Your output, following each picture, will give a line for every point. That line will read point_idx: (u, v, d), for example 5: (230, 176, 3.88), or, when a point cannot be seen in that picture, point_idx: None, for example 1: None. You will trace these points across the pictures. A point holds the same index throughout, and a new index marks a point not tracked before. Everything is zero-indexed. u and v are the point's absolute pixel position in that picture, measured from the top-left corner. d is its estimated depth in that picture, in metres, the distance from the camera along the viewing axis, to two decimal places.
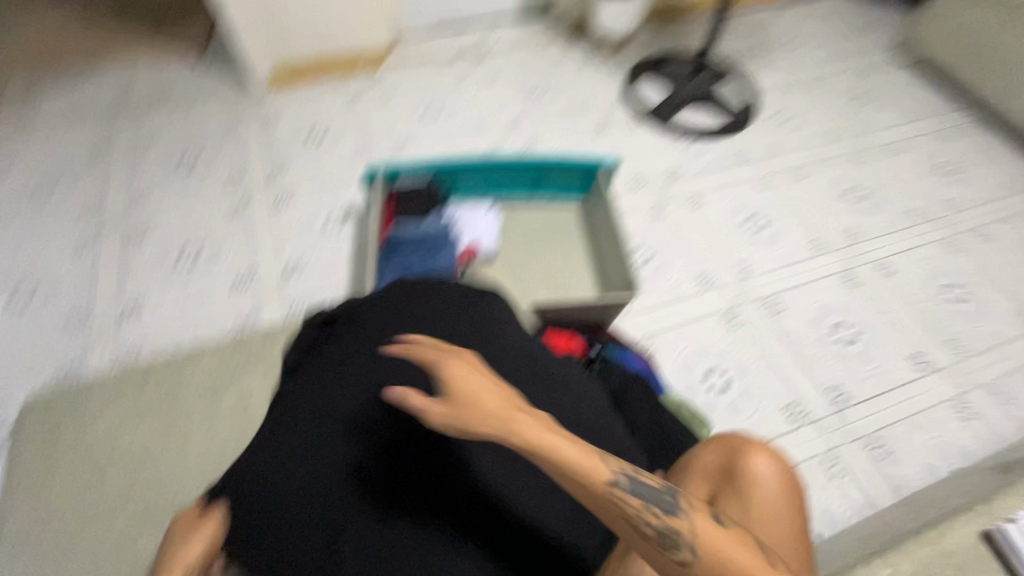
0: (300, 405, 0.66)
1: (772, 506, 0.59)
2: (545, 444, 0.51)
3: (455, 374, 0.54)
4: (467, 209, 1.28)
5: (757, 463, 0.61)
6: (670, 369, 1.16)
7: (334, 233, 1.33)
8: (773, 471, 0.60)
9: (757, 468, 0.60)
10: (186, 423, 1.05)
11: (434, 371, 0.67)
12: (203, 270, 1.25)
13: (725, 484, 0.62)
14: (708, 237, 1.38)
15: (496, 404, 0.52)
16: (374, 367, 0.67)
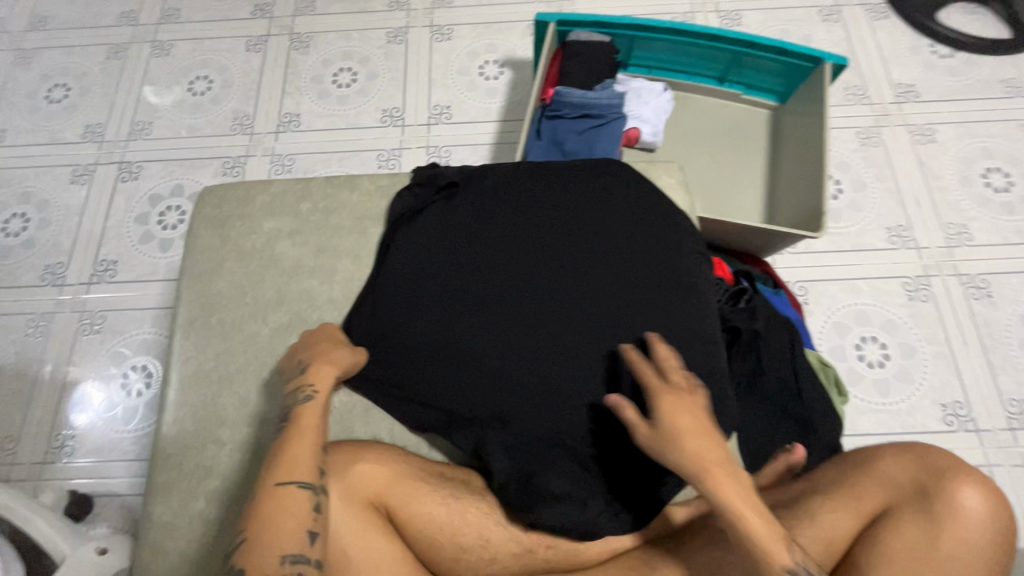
0: (449, 239, 0.66)
1: (972, 544, 0.55)
2: (739, 505, 0.49)
3: (678, 405, 0.54)
4: (640, 84, 1.10)
5: (969, 492, 0.56)
6: (818, 325, 1.01)
7: (486, 84, 1.23)
8: (987, 508, 0.56)
9: (964, 500, 0.56)
10: (362, 204, 0.71)
11: (574, 228, 0.66)
12: (355, 96, 1.23)
13: (914, 500, 0.57)
14: (924, 184, 1.10)
15: (707, 459, 0.51)
16: (517, 215, 0.67)
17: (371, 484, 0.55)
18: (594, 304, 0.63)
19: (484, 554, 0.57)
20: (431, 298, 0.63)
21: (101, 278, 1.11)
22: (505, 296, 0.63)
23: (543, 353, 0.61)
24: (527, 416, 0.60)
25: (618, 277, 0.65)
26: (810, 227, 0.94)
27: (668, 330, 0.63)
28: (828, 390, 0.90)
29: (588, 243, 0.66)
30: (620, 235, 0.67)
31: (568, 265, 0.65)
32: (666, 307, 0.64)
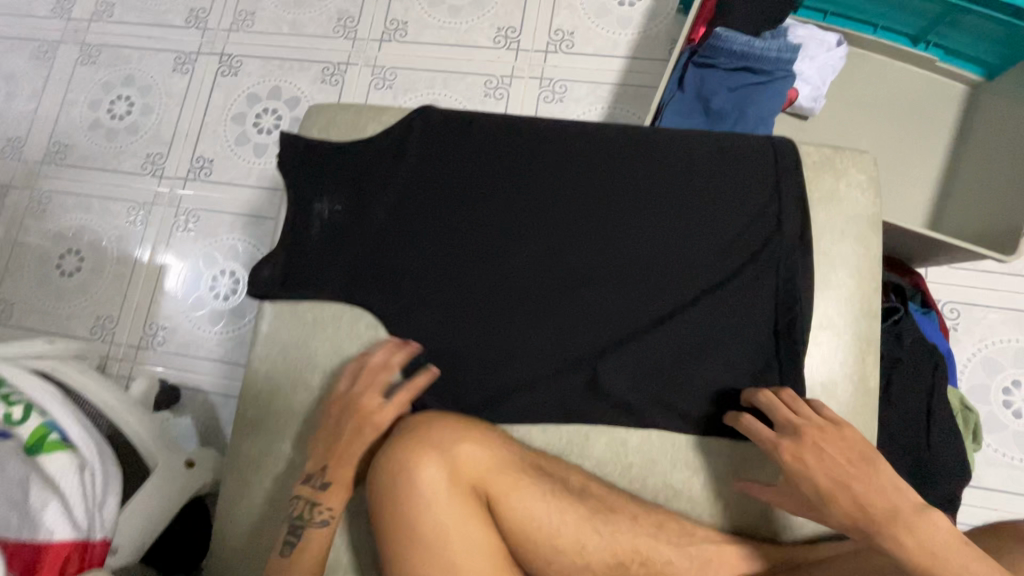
0: (389, 243, 0.62)
1: None
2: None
3: (816, 446, 0.50)
4: (809, 34, 0.90)
5: None
6: (964, 358, 0.86)
7: (620, 9, 1.05)
8: None
9: None
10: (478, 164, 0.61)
11: (506, 170, 0.63)
12: (470, 8, 1.10)
13: None
14: None
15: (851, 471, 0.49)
16: (440, 182, 0.63)
17: (477, 469, 0.52)
18: (632, 240, 0.60)
19: (574, 558, 0.53)
20: (464, 269, 0.61)
21: (197, 176, 1.10)
22: (531, 246, 0.61)
23: (571, 286, 0.60)
24: (597, 345, 0.59)
25: (602, 198, 0.61)
26: (1002, 248, 0.78)
27: (679, 232, 0.60)
28: (964, 437, 0.78)
29: (600, 184, 0.62)
30: (630, 170, 0.61)
31: (595, 211, 0.61)
32: (672, 199, 0.60)
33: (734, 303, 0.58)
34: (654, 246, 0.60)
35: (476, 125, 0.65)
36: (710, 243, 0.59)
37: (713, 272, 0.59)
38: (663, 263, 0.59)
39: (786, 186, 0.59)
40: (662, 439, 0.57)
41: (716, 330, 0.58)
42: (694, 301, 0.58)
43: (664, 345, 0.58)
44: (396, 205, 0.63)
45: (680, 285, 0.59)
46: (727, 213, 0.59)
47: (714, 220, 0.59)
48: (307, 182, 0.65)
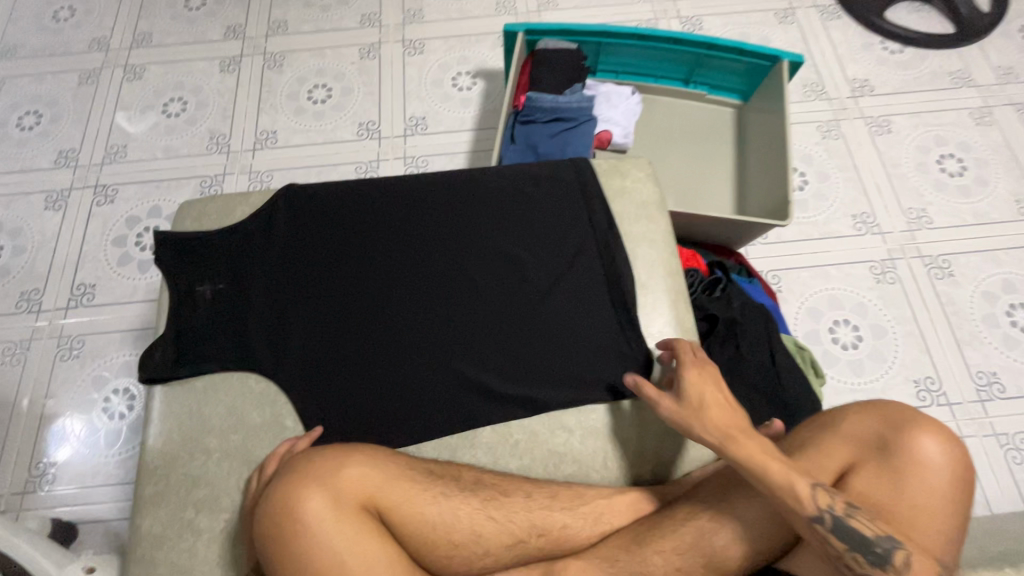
0: (269, 307, 0.67)
1: (933, 493, 0.49)
2: (882, 477, 0.50)
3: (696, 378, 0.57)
4: (609, 89, 1.14)
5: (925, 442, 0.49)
6: (793, 312, 1.04)
7: (460, 94, 1.26)
8: (942, 458, 0.49)
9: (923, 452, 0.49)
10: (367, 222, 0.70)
11: (365, 223, 0.71)
12: (331, 111, 1.25)
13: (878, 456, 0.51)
14: (883, 173, 1.16)
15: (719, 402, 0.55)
16: (308, 244, 0.70)
17: (364, 487, 0.55)
18: (487, 261, 0.69)
19: (474, 547, 0.57)
20: (345, 320, 0.67)
21: (79, 302, 1.09)
22: (401, 286, 0.68)
23: (440, 308, 0.67)
24: (471, 353, 0.65)
25: (452, 230, 0.70)
26: (780, 216, 0.98)
27: (521, 241, 0.69)
28: (806, 371, 0.93)
29: (450, 221, 0.71)
30: (469, 202, 0.71)
31: (450, 245, 0.69)
32: (509, 217, 0.70)
33: (582, 290, 0.68)
34: (506, 261, 0.69)
35: (333, 192, 0.73)
36: (551, 247, 0.69)
37: (559, 270, 0.68)
38: (517, 273, 0.68)
39: (594, 191, 0.72)
40: (543, 423, 0.63)
41: (573, 317, 0.66)
42: (549, 298, 0.67)
43: (528, 337, 0.66)
44: (271, 277, 0.69)
45: (536, 289, 0.68)
46: (554, 220, 0.70)
47: (549, 228, 0.70)
48: (186, 273, 0.70)
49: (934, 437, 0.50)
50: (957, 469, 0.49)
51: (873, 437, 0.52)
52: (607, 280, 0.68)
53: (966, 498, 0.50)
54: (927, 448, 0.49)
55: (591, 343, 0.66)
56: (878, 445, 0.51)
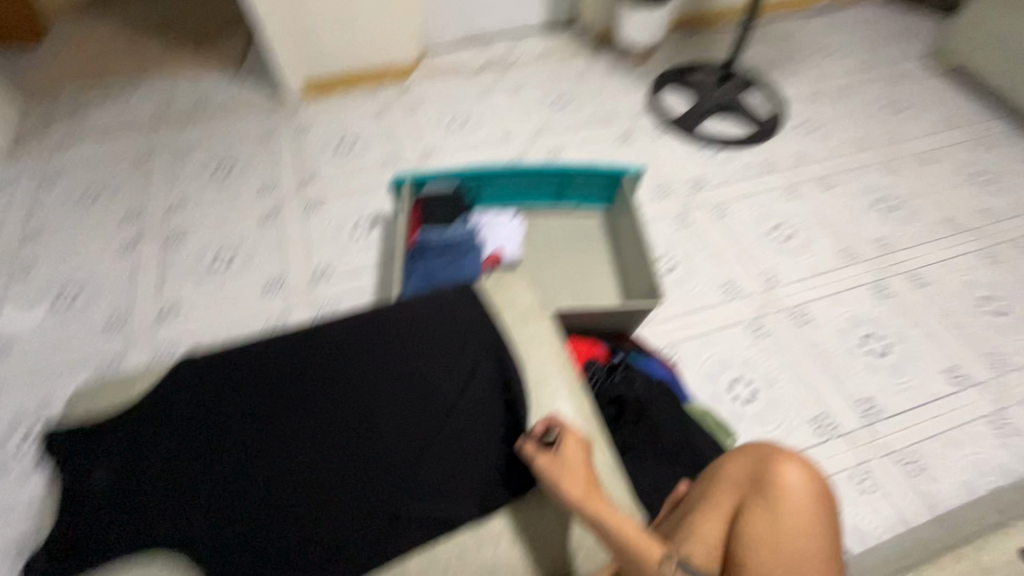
0: (167, 486, 0.65)
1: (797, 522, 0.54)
2: (758, 510, 0.56)
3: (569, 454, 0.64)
4: (491, 218, 1.28)
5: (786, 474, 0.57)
6: (693, 379, 1.15)
7: (361, 239, 1.37)
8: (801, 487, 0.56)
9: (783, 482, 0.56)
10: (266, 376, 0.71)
11: (261, 379, 0.71)
12: (236, 273, 1.30)
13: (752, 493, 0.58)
14: (733, 247, 1.37)
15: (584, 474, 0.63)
16: (205, 411, 0.69)
17: None
18: (392, 392, 0.70)
19: None
20: (256, 486, 0.65)
21: None
22: (310, 436, 0.67)
23: (347, 448, 0.67)
24: (386, 487, 0.66)
25: (348, 368, 0.71)
26: (653, 296, 1.12)
27: (418, 366, 0.72)
28: (714, 432, 1.01)
29: (350, 360, 0.72)
30: (362, 339, 0.73)
31: (354, 384, 0.71)
32: (403, 345, 0.73)
33: (487, 399, 0.71)
34: (412, 387, 0.71)
35: (228, 355, 0.74)
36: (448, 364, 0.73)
37: (458, 385, 0.71)
38: (423, 398, 0.70)
39: (479, 304, 0.78)
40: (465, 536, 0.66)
41: (484, 427, 0.70)
42: (459, 415, 0.70)
43: (440, 458, 0.67)
44: (171, 458, 0.66)
45: (444, 409, 0.70)
46: (447, 339, 0.74)
47: (447, 347, 0.74)
48: (80, 466, 0.67)
49: (797, 468, 0.57)
50: (810, 500, 0.55)
51: (748, 476, 0.59)
52: (506, 384, 0.72)
53: (832, 525, 0.56)
54: (791, 477, 0.56)
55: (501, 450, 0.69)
56: (752, 482, 0.58)
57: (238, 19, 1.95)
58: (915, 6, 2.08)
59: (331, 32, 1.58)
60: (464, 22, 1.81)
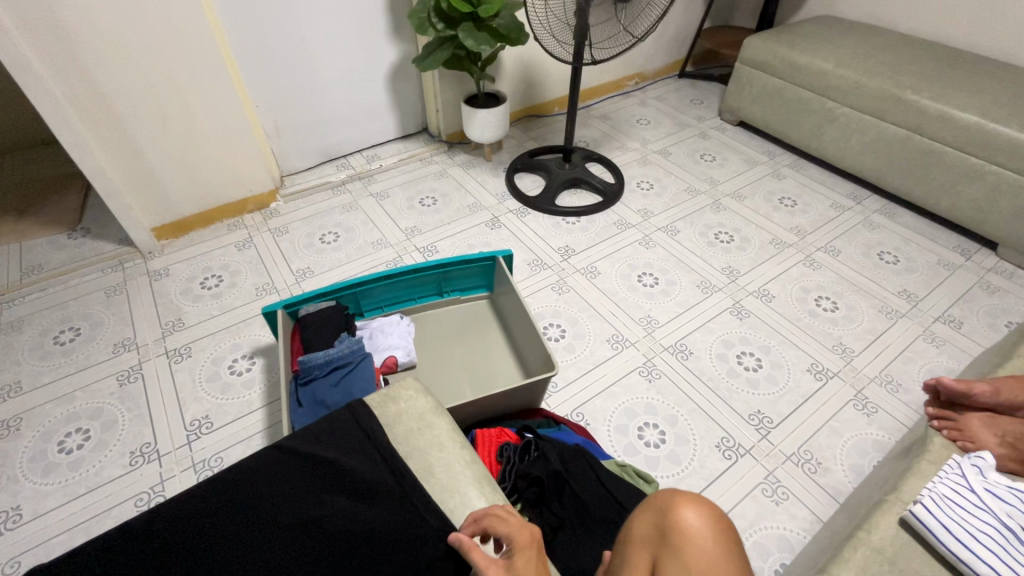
0: None
1: (704, 551, 0.57)
2: (669, 558, 0.58)
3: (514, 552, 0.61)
4: (380, 322, 1.30)
5: (686, 512, 0.60)
6: (606, 436, 1.18)
7: (241, 379, 1.27)
8: (703, 521, 0.60)
9: (684, 519, 0.60)
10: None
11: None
12: (93, 453, 1.13)
13: (662, 543, 0.60)
14: (610, 301, 1.48)
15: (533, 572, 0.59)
16: None
17: None
18: (284, 551, 0.58)
19: None
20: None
21: None
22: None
23: None
24: None
25: (233, 536, 0.59)
26: (546, 366, 1.17)
27: (319, 508, 0.63)
28: (635, 480, 1.04)
29: (219, 534, 0.59)
30: (245, 496, 0.63)
31: (230, 562, 0.57)
32: (298, 489, 0.64)
33: (397, 521, 0.63)
34: (306, 539, 0.60)
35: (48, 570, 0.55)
36: (354, 495, 0.65)
37: (369, 516, 0.63)
38: (323, 546, 0.60)
39: (369, 418, 0.74)
40: None
41: (400, 555, 0.60)
42: (370, 552, 0.60)
43: None
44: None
45: (355, 548, 0.60)
46: (347, 467, 0.67)
47: (338, 481, 0.66)
48: None
49: (691, 508, 0.61)
50: (711, 531, 0.59)
51: (653, 529, 0.61)
52: (413, 496, 0.66)
53: (736, 556, 0.59)
54: (688, 517, 0.60)
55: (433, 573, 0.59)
56: (658, 533, 0.61)
57: (71, 175, 1.84)
58: (700, 79, 2.55)
59: (179, 175, 1.54)
60: (319, 143, 1.87)
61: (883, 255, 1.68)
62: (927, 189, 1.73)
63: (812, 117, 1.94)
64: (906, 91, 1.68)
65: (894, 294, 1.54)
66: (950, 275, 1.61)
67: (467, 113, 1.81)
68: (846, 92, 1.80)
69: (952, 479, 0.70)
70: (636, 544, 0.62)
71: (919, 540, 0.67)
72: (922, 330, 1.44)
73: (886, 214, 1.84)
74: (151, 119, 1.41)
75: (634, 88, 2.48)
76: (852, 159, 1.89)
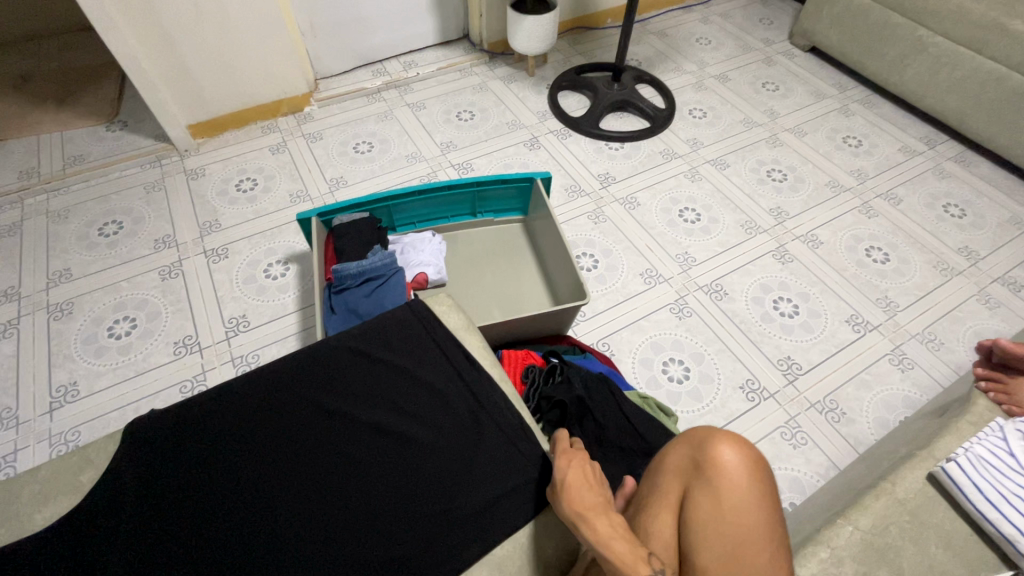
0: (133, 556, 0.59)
1: (740, 489, 0.58)
2: (701, 491, 0.59)
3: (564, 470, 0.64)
4: (412, 238, 1.28)
5: (724, 450, 0.60)
6: (630, 367, 1.19)
7: (275, 282, 1.30)
8: (740, 459, 0.59)
9: (721, 456, 0.59)
10: (241, 428, 0.68)
11: (238, 431, 0.68)
12: (139, 340, 1.19)
13: (695, 477, 0.60)
14: (647, 234, 1.43)
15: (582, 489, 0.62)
16: (176, 469, 0.64)
17: None
18: (369, 441, 0.69)
19: None
20: (223, 563, 0.59)
21: None
22: (282, 498, 0.64)
23: (330, 495, 0.64)
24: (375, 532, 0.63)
25: (333, 412, 0.70)
26: (577, 295, 1.15)
27: (402, 404, 0.72)
28: (658, 414, 1.05)
29: (318, 415, 0.70)
30: (343, 379, 0.73)
31: (327, 434, 0.68)
32: (387, 383, 0.73)
33: (468, 433, 0.71)
34: (386, 431, 0.69)
35: (200, 408, 0.69)
36: (433, 400, 0.73)
37: (443, 421, 0.71)
38: (397, 442, 0.69)
39: (431, 333, 0.79)
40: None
41: (461, 463, 0.69)
42: (439, 455, 0.69)
43: (430, 494, 0.66)
44: (119, 544, 0.58)
45: (428, 444, 0.69)
46: (427, 374, 0.75)
47: (416, 385, 0.74)
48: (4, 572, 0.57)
49: (730, 446, 0.60)
50: (748, 468, 0.59)
51: (688, 461, 0.62)
52: (482, 408, 0.74)
53: (770, 496, 0.59)
54: (726, 455, 0.59)
55: (490, 482, 0.68)
56: (693, 466, 0.61)
57: (106, 65, 1.80)
58: None
59: (214, 73, 1.49)
60: (355, 45, 1.77)
61: (949, 207, 1.55)
62: (1014, 137, 1.56)
63: (897, 46, 1.73)
64: (1016, 20, 1.47)
65: (953, 250, 1.45)
66: (1019, 234, 1.49)
67: (513, 20, 1.67)
68: (944, 18, 1.59)
69: (994, 440, 0.68)
70: (668, 473, 0.64)
71: (946, 495, 0.67)
72: (977, 290, 1.36)
73: (960, 162, 1.68)
74: (185, 7, 1.34)
75: (697, 1, 2.24)
76: (933, 99, 1.71)
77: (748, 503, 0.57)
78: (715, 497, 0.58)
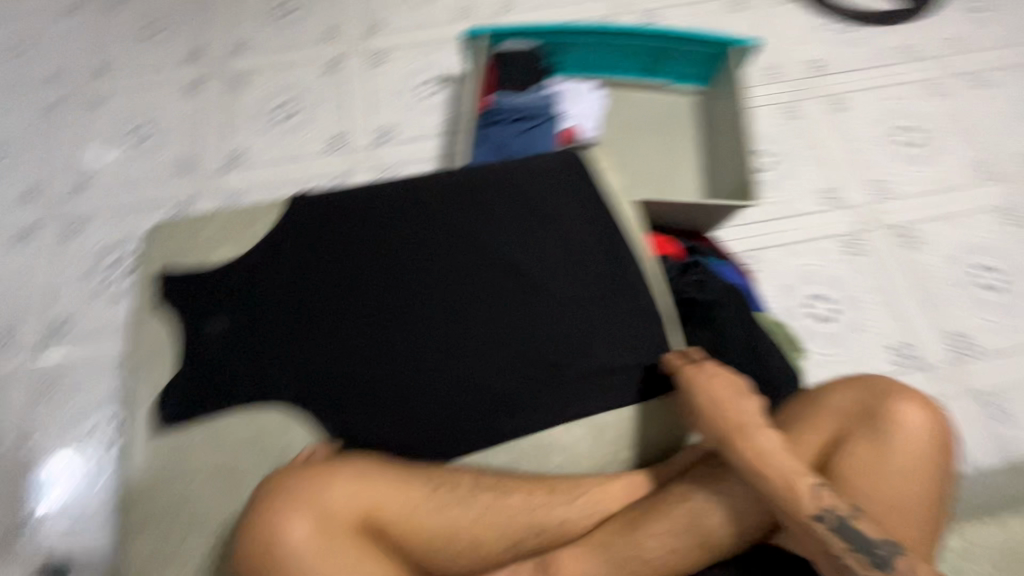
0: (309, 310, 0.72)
1: (918, 450, 0.58)
2: (874, 439, 0.59)
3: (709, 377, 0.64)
4: (572, 85, 1.12)
5: (913, 411, 0.59)
6: (770, 290, 1.07)
7: (425, 101, 1.27)
8: (927, 423, 0.58)
9: (908, 416, 0.59)
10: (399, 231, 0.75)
11: (396, 232, 0.75)
12: (299, 127, 1.25)
13: (867, 423, 0.60)
14: (846, 147, 1.19)
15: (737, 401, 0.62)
16: (345, 250, 0.74)
17: (353, 508, 0.61)
18: (505, 276, 0.72)
19: (480, 546, 0.64)
20: (368, 331, 0.71)
21: (58, 336, 1.10)
22: (423, 301, 0.72)
23: (463, 312, 0.71)
24: (494, 357, 0.69)
25: (478, 240, 0.74)
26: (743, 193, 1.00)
27: (542, 252, 0.73)
28: (789, 346, 0.96)
29: (465, 238, 0.74)
30: (493, 212, 0.75)
31: (470, 258, 0.73)
32: (532, 227, 0.74)
33: (598, 299, 0.71)
34: (522, 273, 0.72)
35: (369, 202, 0.77)
36: (571, 256, 0.73)
37: (576, 280, 0.72)
38: (530, 285, 0.72)
39: (585, 191, 0.76)
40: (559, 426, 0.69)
41: (584, 324, 0.70)
42: (565, 310, 0.71)
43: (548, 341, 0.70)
44: (289, 287, 0.73)
45: (557, 296, 0.71)
46: (572, 230, 0.74)
47: (559, 239, 0.74)
48: (223, 291, 0.74)
49: (919, 407, 0.59)
50: (932, 433, 0.58)
51: (860, 407, 0.61)
52: (616, 279, 0.72)
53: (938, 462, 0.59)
54: (912, 416, 0.58)
55: (607, 351, 0.69)
56: (868, 413, 0.60)
57: None
58: None
59: None
60: None
61: None
62: None
63: None
64: None
65: None
66: None
67: None
68: None
69: None
70: (831, 409, 0.63)
71: None
72: None
73: None
74: None
75: None
76: None
77: (921, 464, 0.58)
78: (892, 449, 0.58)
